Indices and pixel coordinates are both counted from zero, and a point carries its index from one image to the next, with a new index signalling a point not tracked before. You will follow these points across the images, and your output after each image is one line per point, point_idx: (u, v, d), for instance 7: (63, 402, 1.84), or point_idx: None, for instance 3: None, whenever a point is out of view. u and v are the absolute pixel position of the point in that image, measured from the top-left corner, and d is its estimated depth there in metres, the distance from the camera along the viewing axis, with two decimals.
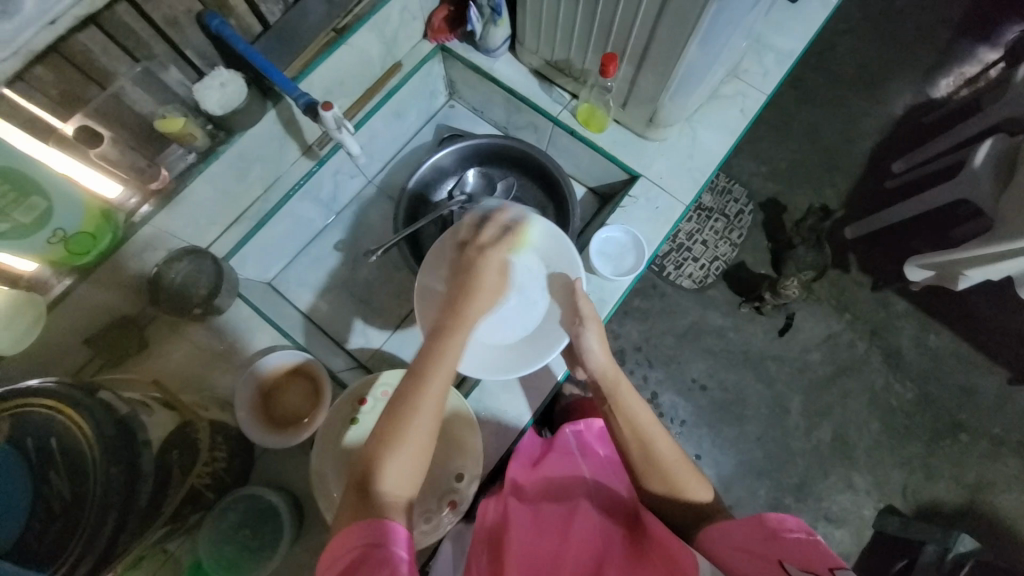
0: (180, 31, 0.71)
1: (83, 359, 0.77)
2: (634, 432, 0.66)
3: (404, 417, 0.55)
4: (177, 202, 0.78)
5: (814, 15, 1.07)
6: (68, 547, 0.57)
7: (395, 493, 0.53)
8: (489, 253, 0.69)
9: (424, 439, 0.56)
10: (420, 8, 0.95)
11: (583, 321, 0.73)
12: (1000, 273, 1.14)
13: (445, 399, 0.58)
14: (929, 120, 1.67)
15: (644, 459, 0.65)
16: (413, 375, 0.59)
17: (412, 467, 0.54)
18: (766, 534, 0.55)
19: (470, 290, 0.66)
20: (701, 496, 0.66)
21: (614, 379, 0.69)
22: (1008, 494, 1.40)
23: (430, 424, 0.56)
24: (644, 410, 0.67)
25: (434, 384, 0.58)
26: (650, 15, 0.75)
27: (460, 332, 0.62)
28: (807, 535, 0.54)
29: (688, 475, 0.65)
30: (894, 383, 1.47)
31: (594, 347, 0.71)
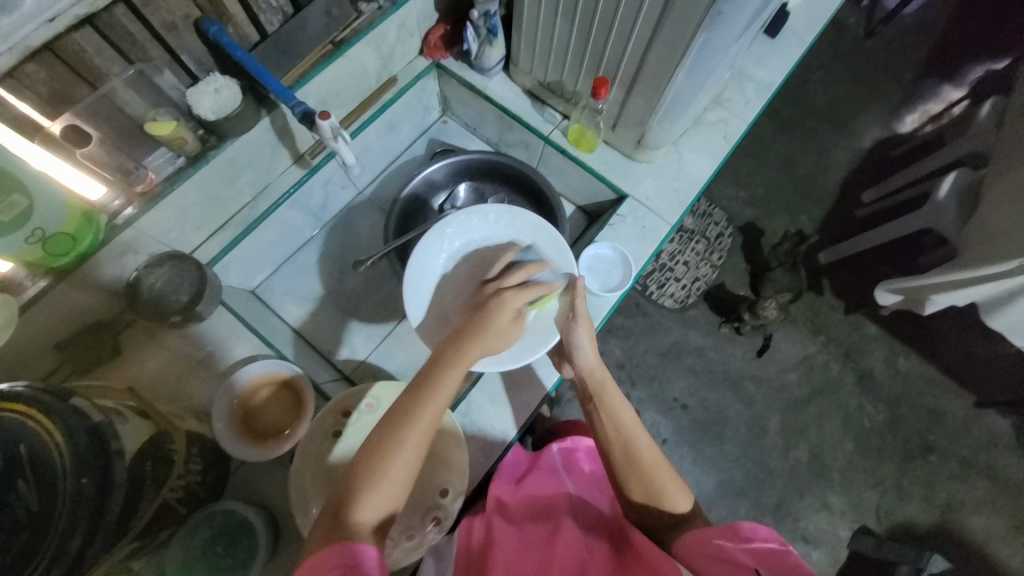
0: (177, 36, 0.72)
1: (51, 365, 0.76)
2: (616, 431, 0.68)
3: (393, 441, 0.56)
4: (162, 205, 0.76)
5: (792, 51, 1.14)
6: (33, 560, 0.50)
7: (373, 515, 0.54)
8: (509, 296, 0.68)
9: (411, 467, 0.56)
10: (417, 26, 0.98)
11: (575, 318, 0.74)
12: (965, 299, 1.19)
13: (433, 430, 0.58)
14: (896, 153, 1.77)
15: (625, 459, 0.66)
16: (409, 400, 0.59)
17: (394, 494, 0.55)
18: (740, 543, 0.54)
19: (480, 327, 0.65)
20: (680, 505, 0.64)
21: (601, 379, 0.73)
22: (976, 515, 1.44)
23: (418, 449, 0.57)
24: (628, 410, 0.69)
25: (430, 415, 0.58)
26: (642, 42, 0.79)
27: (460, 364, 0.62)
28: (780, 547, 0.53)
29: (671, 483, 0.64)
30: (866, 404, 1.51)
31: (584, 347, 0.73)
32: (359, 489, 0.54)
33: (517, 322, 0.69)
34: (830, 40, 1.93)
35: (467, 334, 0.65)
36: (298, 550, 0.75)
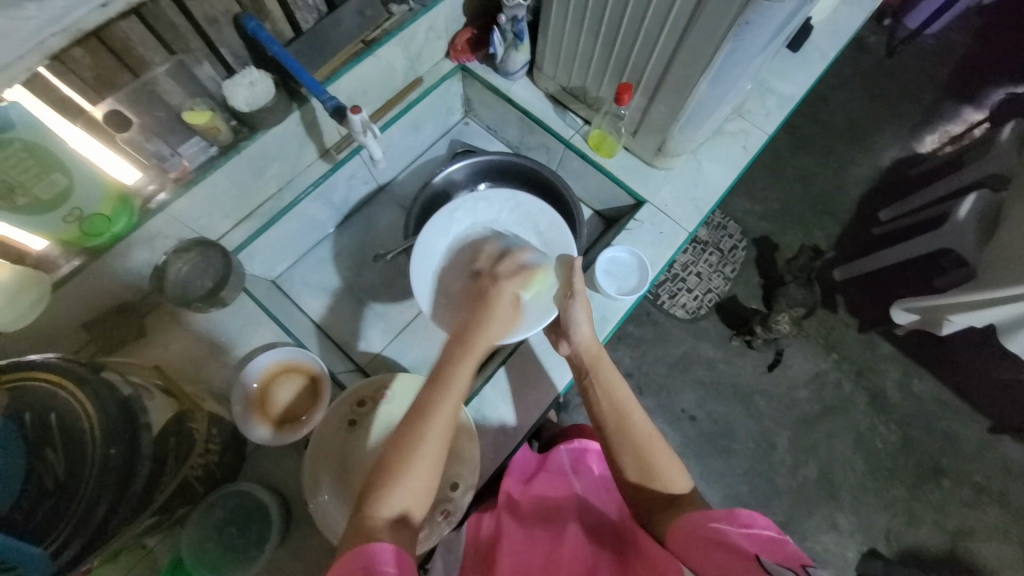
0: (217, 29, 0.74)
1: (80, 342, 0.79)
2: (613, 406, 0.68)
3: (413, 439, 0.56)
4: (194, 191, 0.79)
5: (813, 65, 1.14)
6: (62, 519, 0.53)
7: (402, 505, 0.54)
8: (504, 284, 0.71)
9: (436, 457, 0.56)
10: (445, 29, 1.00)
11: (572, 295, 0.76)
12: (983, 320, 1.17)
13: (450, 428, 0.58)
14: (915, 173, 1.76)
15: (621, 434, 0.66)
16: (426, 396, 0.59)
17: (421, 483, 0.55)
18: (738, 529, 0.53)
19: (483, 317, 0.67)
20: (677, 486, 0.63)
21: (596, 353, 0.75)
22: (989, 542, 1.40)
23: (439, 446, 0.57)
24: (621, 383, 0.71)
25: (445, 410, 0.58)
26: (667, 50, 0.80)
27: (472, 356, 0.63)
28: (777, 535, 0.52)
29: (665, 461, 0.65)
30: (879, 424, 1.49)
31: (581, 323, 0.75)
32: (386, 481, 0.54)
33: (516, 310, 0.70)
34: (851, 58, 1.93)
35: (472, 329, 0.66)
36: (309, 535, 0.76)
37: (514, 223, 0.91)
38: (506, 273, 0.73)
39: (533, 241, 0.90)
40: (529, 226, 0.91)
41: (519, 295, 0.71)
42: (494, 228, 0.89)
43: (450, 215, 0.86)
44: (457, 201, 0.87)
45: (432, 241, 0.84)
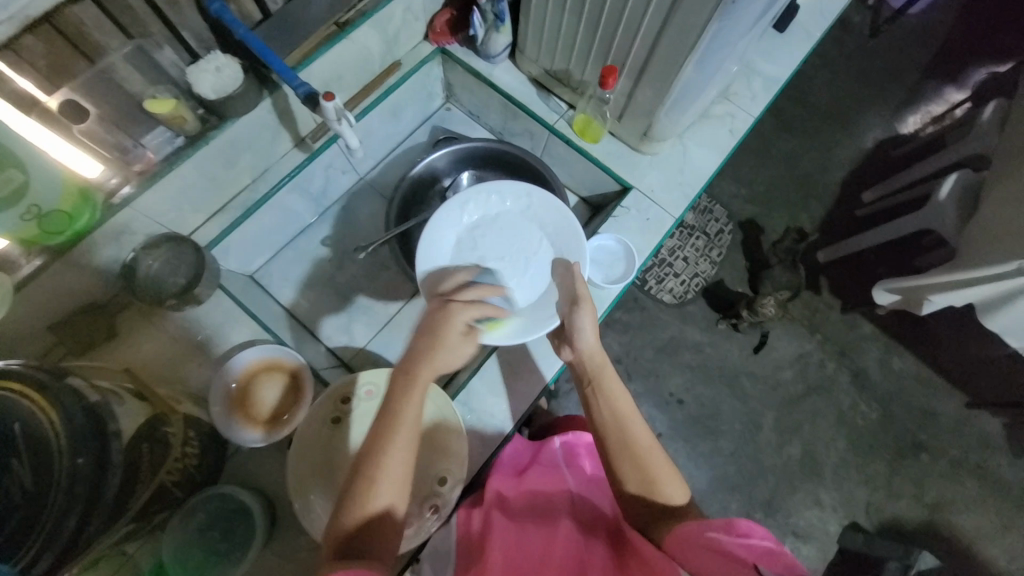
0: (178, 11, 0.70)
1: (47, 344, 0.75)
2: (613, 418, 0.68)
3: (371, 463, 0.55)
4: (161, 184, 0.75)
5: (799, 46, 1.13)
6: (32, 533, 0.52)
7: (381, 506, 0.55)
8: (455, 309, 0.67)
9: (402, 469, 0.57)
10: (423, 9, 0.96)
11: (578, 303, 0.75)
12: (962, 301, 1.19)
13: (408, 451, 0.57)
14: (897, 153, 1.77)
15: (620, 446, 0.66)
16: (380, 424, 0.58)
17: (398, 483, 0.56)
18: (736, 538, 0.54)
19: (431, 344, 0.64)
20: (676, 498, 0.64)
21: (599, 363, 0.73)
22: (963, 512, 1.46)
23: (402, 467, 0.57)
24: (624, 396, 0.70)
25: (399, 439, 0.57)
26: (651, 33, 0.78)
27: (423, 381, 0.62)
28: (775, 546, 0.54)
29: (664, 473, 0.64)
30: (860, 403, 1.52)
31: (586, 331, 0.74)
32: (361, 488, 0.55)
33: (469, 335, 0.67)
34: (836, 38, 1.92)
35: (420, 352, 0.63)
36: (297, 535, 0.75)
37: (521, 221, 0.86)
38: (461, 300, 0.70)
39: (543, 247, 0.85)
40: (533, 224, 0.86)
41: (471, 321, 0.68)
42: (501, 223, 0.85)
43: (461, 206, 0.83)
44: (468, 193, 0.83)
45: (442, 229, 0.81)
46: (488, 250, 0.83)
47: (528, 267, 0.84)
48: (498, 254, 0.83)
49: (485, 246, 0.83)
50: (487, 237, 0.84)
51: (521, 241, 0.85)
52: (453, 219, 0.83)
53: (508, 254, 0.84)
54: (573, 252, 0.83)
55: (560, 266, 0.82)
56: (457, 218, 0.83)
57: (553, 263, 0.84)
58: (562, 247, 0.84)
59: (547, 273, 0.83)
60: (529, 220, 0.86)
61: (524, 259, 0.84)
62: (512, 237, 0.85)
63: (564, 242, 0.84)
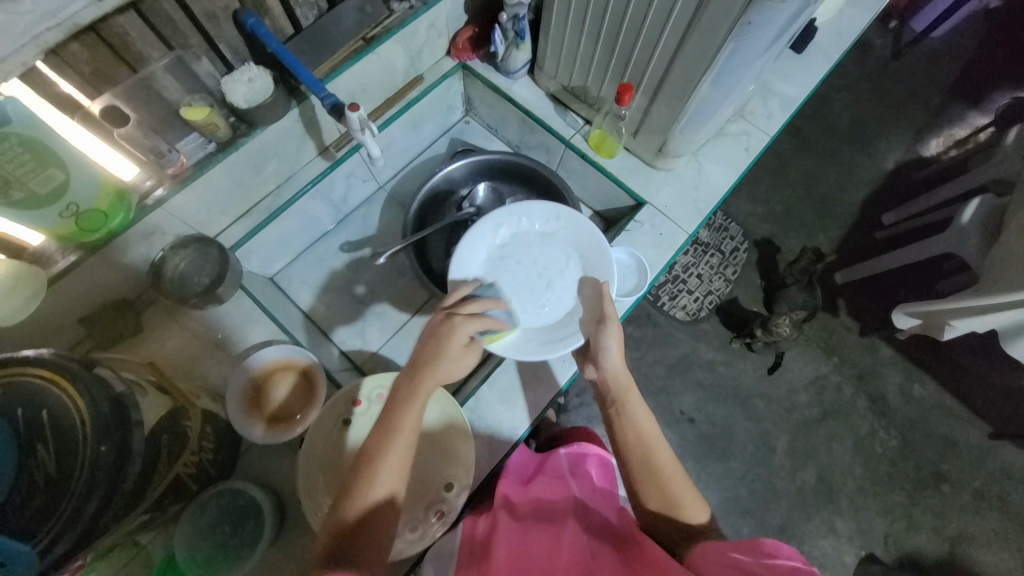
0: (216, 25, 0.74)
1: (75, 339, 0.78)
2: (637, 439, 0.71)
3: (372, 464, 0.60)
4: (191, 186, 0.78)
5: (816, 67, 1.13)
6: (58, 511, 0.55)
7: (383, 494, 0.59)
8: (459, 321, 0.70)
9: (405, 456, 0.61)
10: (446, 26, 1.00)
11: (605, 321, 0.76)
12: (983, 327, 1.18)
13: (408, 452, 0.62)
14: (918, 176, 1.75)
15: (642, 466, 0.70)
16: (381, 430, 0.63)
17: (397, 479, 0.61)
18: (761, 558, 0.53)
19: (433, 352, 0.68)
20: (695, 517, 0.68)
21: (624, 383, 0.75)
22: (987, 548, 1.40)
23: (401, 467, 0.61)
24: (646, 417, 0.73)
25: (401, 443, 0.61)
26: (668, 50, 0.79)
27: (427, 387, 0.66)
28: (802, 565, 0.52)
29: (686, 495, 0.68)
30: (879, 429, 1.49)
31: (611, 350, 0.75)
32: (364, 478, 0.59)
33: (472, 344, 0.71)
34: (855, 60, 1.92)
35: (423, 361, 0.68)
36: (303, 535, 0.75)
37: (549, 241, 0.87)
38: (465, 310, 0.72)
39: (572, 265, 0.85)
40: (560, 242, 0.87)
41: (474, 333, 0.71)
42: (530, 241, 0.87)
43: (493, 227, 0.85)
44: (500, 215, 0.86)
45: (472, 246, 0.83)
46: (516, 269, 0.84)
47: (554, 286, 0.83)
48: (526, 272, 0.84)
49: (515, 265, 0.84)
50: (517, 254, 0.85)
51: (549, 259, 0.85)
52: (485, 235, 0.85)
53: (537, 273, 0.84)
54: (601, 272, 0.83)
55: (587, 286, 0.82)
56: (489, 237, 0.85)
57: (581, 283, 0.84)
58: (592, 265, 0.84)
59: (574, 292, 0.83)
60: (557, 239, 0.87)
61: (554, 277, 0.84)
62: (541, 257, 0.86)
63: (594, 259, 0.84)
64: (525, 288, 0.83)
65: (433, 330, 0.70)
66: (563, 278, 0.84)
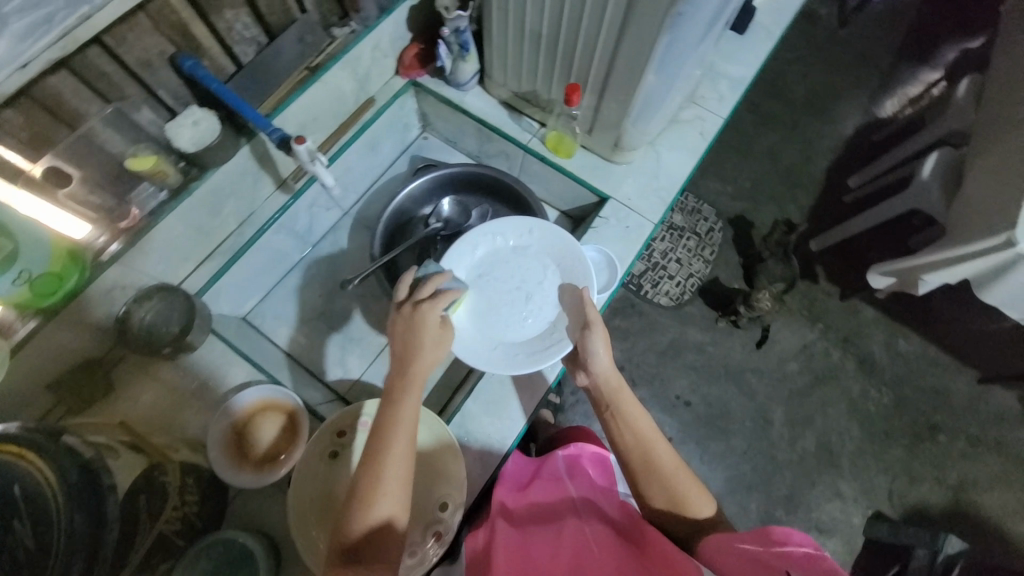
0: (153, 73, 0.74)
1: (45, 405, 0.75)
2: (635, 439, 0.71)
3: (375, 476, 0.60)
4: (146, 239, 0.77)
5: (760, 46, 1.15)
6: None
7: (389, 510, 0.59)
8: (426, 309, 0.70)
9: (403, 471, 0.61)
10: (391, 46, 1.00)
11: (589, 327, 0.77)
12: (955, 278, 1.20)
13: (409, 457, 0.62)
14: (878, 137, 1.79)
15: (645, 466, 0.69)
16: (377, 440, 0.62)
17: (402, 489, 0.61)
18: (771, 547, 0.53)
19: (414, 349, 0.68)
20: (704, 511, 0.67)
21: (616, 386, 0.75)
22: (989, 492, 1.43)
23: (405, 474, 0.62)
24: (643, 416, 0.73)
25: (399, 449, 0.62)
26: (608, 47, 0.80)
27: (415, 386, 0.67)
28: (816, 551, 0.52)
29: (693, 490, 0.68)
30: (870, 389, 1.51)
31: (599, 354, 0.76)
32: (366, 495, 0.59)
33: (445, 329, 0.72)
34: (804, 32, 1.96)
35: (406, 360, 0.68)
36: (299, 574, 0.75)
37: (527, 253, 0.89)
38: (424, 295, 0.73)
39: (550, 274, 0.87)
40: (537, 252, 0.89)
41: (443, 316, 0.73)
42: (507, 255, 0.89)
43: (470, 248, 0.88)
44: (475, 236, 0.88)
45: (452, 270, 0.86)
46: (495, 287, 0.87)
47: (535, 298, 0.86)
48: (506, 288, 0.87)
49: (494, 283, 0.87)
50: (496, 271, 0.88)
51: (526, 272, 0.88)
52: (463, 258, 0.87)
53: (516, 287, 0.87)
54: (579, 277, 0.85)
55: (567, 294, 0.85)
56: (466, 258, 0.87)
57: (561, 290, 0.86)
58: (569, 272, 0.87)
59: (556, 301, 0.86)
60: (533, 250, 0.89)
61: (533, 288, 0.87)
62: (519, 270, 0.88)
63: (570, 266, 0.87)
64: (507, 303, 0.86)
65: (404, 324, 0.70)
66: (543, 288, 0.87)
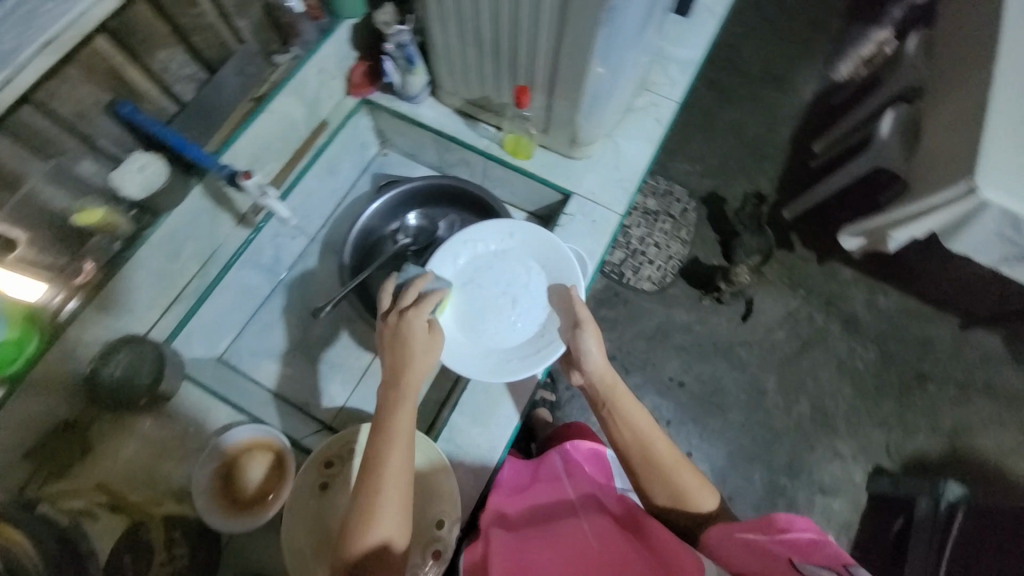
0: (89, 122, 0.72)
1: (22, 476, 0.72)
2: (634, 436, 0.71)
3: (372, 496, 0.59)
4: (105, 295, 0.77)
5: (705, 25, 1.16)
6: None
7: (388, 530, 0.59)
8: (411, 315, 0.71)
9: (402, 487, 0.61)
10: (337, 66, 0.99)
11: (581, 326, 0.78)
12: (923, 231, 1.21)
13: (406, 474, 0.62)
14: (836, 101, 1.82)
15: (645, 463, 0.70)
16: (372, 459, 0.62)
17: (400, 509, 0.60)
18: (775, 535, 0.57)
19: (401, 359, 0.68)
20: (706, 504, 0.69)
21: (611, 383, 0.76)
22: (983, 433, 1.46)
23: (403, 492, 0.61)
24: (640, 411, 0.73)
25: (395, 465, 0.61)
26: (550, 45, 0.80)
27: (406, 400, 0.66)
28: (817, 536, 0.57)
29: (693, 484, 0.69)
30: (857, 347, 1.54)
31: (591, 352, 0.77)
32: (365, 517, 0.58)
33: (432, 333, 0.72)
34: (754, 5, 1.98)
35: (396, 374, 0.67)
36: None
37: (510, 255, 0.88)
38: (408, 303, 0.73)
39: (536, 274, 0.87)
40: (520, 253, 0.88)
41: (428, 319, 0.73)
42: (491, 259, 0.88)
43: (452, 255, 0.87)
44: (456, 244, 0.87)
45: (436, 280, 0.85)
46: (481, 293, 0.86)
47: (523, 300, 0.86)
48: (491, 293, 0.86)
49: (480, 289, 0.86)
50: (481, 276, 0.87)
51: (511, 274, 0.87)
52: (446, 267, 0.86)
53: (502, 291, 0.86)
54: (566, 275, 0.85)
55: (555, 294, 0.85)
56: (450, 266, 0.87)
57: (548, 290, 0.86)
58: (556, 271, 0.86)
59: (544, 300, 0.86)
60: (514, 252, 0.88)
61: (520, 291, 0.86)
62: (503, 274, 0.87)
63: (555, 265, 0.87)
64: (494, 309, 0.86)
65: (391, 333, 0.71)
66: (529, 289, 0.86)
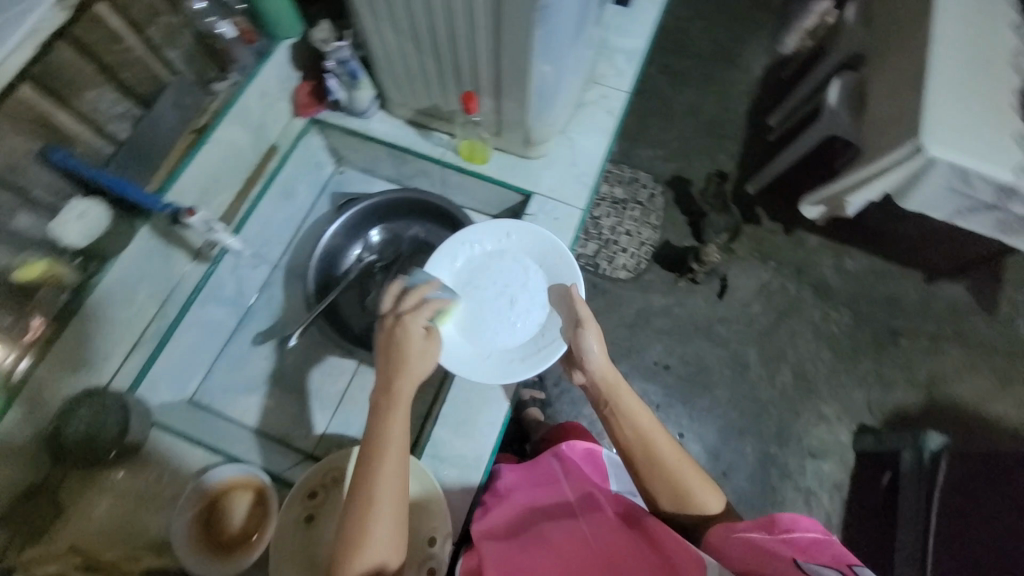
0: (23, 172, 0.73)
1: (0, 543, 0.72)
2: (637, 437, 0.71)
3: (364, 517, 0.59)
4: (56, 347, 0.76)
5: (647, 13, 1.17)
6: None
7: (380, 551, 0.59)
8: (409, 321, 0.67)
9: (394, 507, 0.60)
10: (279, 89, 0.97)
11: (582, 325, 0.78)
12: (876, 194, 1.25)
13: (398, 494, 0.61)
14: (786, 74, 1.86)
15: (648, 465, 0.70)
16: (362, 481, 0.60)
17: (392, 530, 0.60)
18: (777, 535, 0.58)
19: (394, 372, 0.66)
20: (711, 507, 0.69)
21: (614, 382, 0.75)
22: (957, 380, 1.51)
23: (395, 512, 0.60)
24: (643, 411, 0.73)
25: (387, 485, 0.60)
26: (490, 50, 0.80)
27: (397, 417, 0.64)
28: (821, 535, 0.57)
29: (697, 485, 0.69)
30: (830, 312, 1.58)
31: (593, 351, 0.76)
32: (355, 540, 0.58)
33: (430, 339, 0.69)
34: None
35: (386, 389, 0.66)
36: None
37: (506, 256, 0.88)
38: (407, 306, 0.70)
39: (534, 274, 0.87)
40: (515, 254, 0.88)
41: (427, 325, 0.69)
42: (487, 260, 0.88)
43: (450, 258, 0.87)
44: (452, 245, 0.88)
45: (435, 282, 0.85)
46: (480, 295, 0.86)
47: (523, 300, 0.86)
48: (491, 293, 0.86)
49: (479, 290, 0.86)
50: (479, 277, 0.87)
51: (508, 275, 0.87)
52: (443, 269, 0.87)
53: (501, 292, 0.86)
54: (564, 274, 0.86)
55: (555, 292, 0.85)
56: (448, 268, 0.87)
57: (547, 289, 0.86)
58: (553, 270, 0.86)
59: (544, 300, 0.86)
60: (509, 254, 0.88)
61: (519, 291, 0.86)
62: (499, 274, 0.87)
63: (551, 265, 0.87)
64: (494, 310, 0.85)
65: (387, 340, 0.68)
66: (528, 290, 0.86)
